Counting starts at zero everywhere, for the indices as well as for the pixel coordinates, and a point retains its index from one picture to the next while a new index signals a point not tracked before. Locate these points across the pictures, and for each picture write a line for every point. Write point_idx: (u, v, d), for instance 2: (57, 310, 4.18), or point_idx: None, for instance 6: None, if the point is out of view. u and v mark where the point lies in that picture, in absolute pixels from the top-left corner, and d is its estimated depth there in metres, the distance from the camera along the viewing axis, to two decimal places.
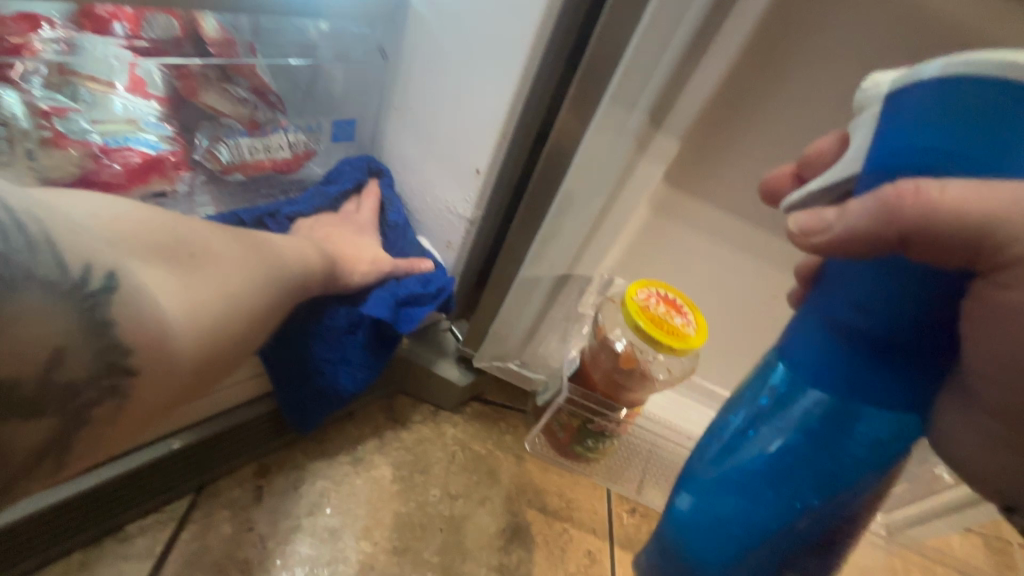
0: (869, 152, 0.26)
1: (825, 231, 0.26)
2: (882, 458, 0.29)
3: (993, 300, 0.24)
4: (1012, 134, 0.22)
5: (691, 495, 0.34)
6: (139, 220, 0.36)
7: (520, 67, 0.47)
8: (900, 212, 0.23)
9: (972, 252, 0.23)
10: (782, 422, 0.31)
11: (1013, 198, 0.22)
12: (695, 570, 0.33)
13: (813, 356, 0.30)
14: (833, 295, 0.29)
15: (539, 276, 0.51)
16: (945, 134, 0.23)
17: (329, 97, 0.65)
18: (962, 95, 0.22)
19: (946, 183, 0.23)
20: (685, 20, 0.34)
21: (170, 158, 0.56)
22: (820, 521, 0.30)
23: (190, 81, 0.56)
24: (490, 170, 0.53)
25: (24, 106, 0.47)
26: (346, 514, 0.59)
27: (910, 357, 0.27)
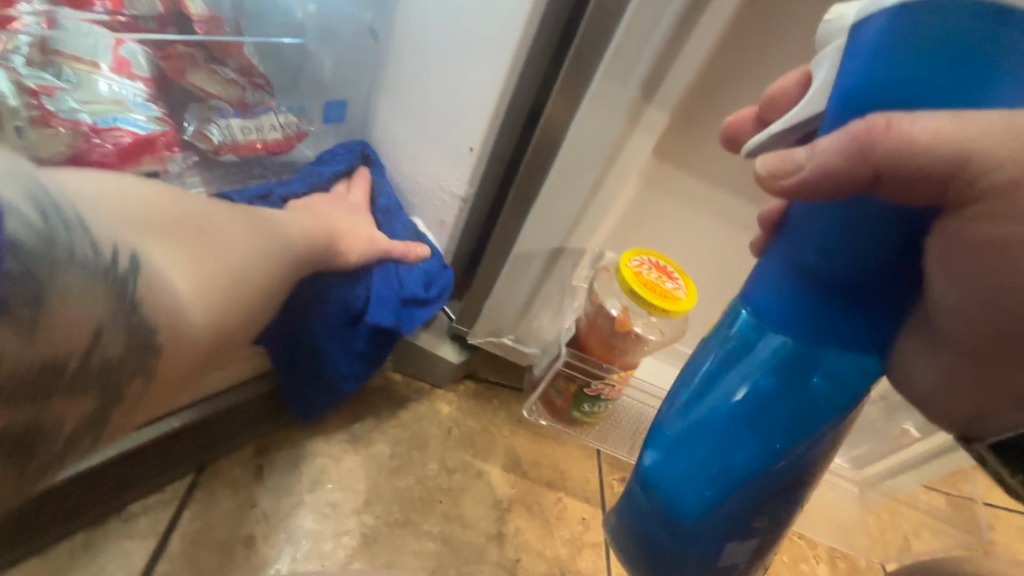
0: (834, 87, 0.27)
1: (796, 172, 0.26)
2: (843, 396, 0.31)
3: (966, 235, 0.24)
4: (973, 67, 0.23)
5: (662, 445, 0.36)
6: (150, 196, 0.37)
7: (514, 44, 0.48)
8: (874, 146, 0.23)
9: (943, 185, 0.23)
10: (748, 366, 0.33)
11: (985, 131, 0.22)
12: (669, 518, 0.35)
13: (777, 302, 0.31)
14: (794, 240, 0.30)
15: (534, 251, 0.53)
16: (912, 62, 0.24)
17: (318, 79, 0.64)
18: (920, 26, 0.24)
19: (918, 114, 0.23)
20: None
21: (162, 138, 0.54)
22: (788, 461, 0.32)
23: (176, 60, 0.56)
24: (484, 147, 0.55)
25: (13, 84, 0.46)
26: (346, 489, 0.60)
27: (870, 299, 0.29)
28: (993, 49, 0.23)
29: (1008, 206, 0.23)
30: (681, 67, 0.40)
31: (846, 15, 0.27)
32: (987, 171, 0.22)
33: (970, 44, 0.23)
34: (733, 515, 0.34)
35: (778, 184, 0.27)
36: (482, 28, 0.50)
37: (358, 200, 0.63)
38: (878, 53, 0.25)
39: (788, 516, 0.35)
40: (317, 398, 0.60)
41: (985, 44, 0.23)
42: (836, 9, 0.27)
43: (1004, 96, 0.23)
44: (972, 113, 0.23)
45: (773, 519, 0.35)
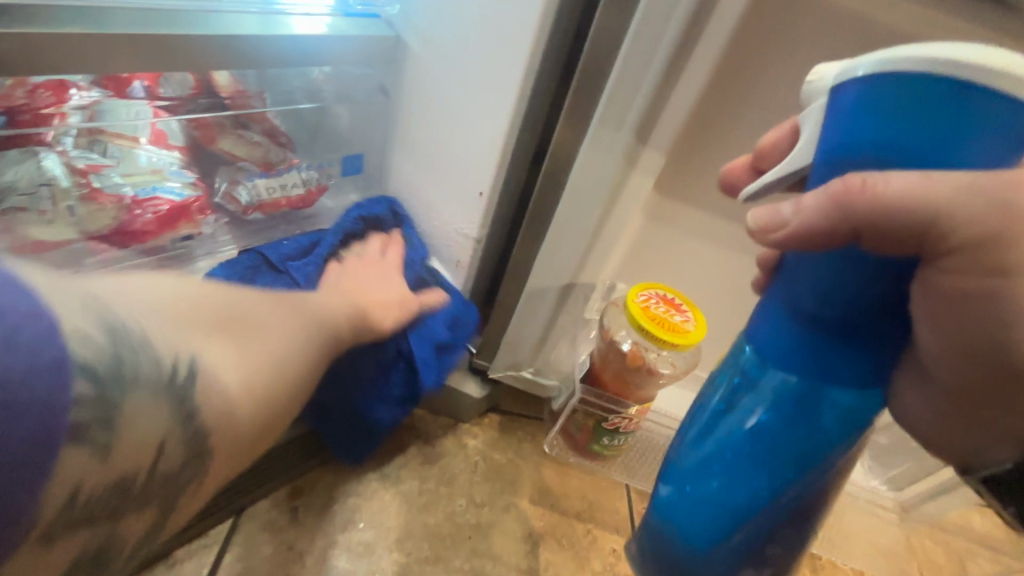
0: (818, 143, 0.27)
1: (783, 226, 0.27)
2: (853, 424, 0.31)
3: (940, 286, 0.25)
4: (957, 129, 0.23)
5: (675, 475, 0.36)
6: (195, 300, 0.31)
7: (515, 94, 0.50)
8: (850, 206, 0.24)
9: (917, 241, 0.24)
10: (754, 401, 0.32)
11: (955, 190, 0.23)
12: (685, 548, 0.35)
13: (776, 341, 0.31)
14: (792, 280, 0.30)
15: (546, 288, 0.55)
16: (890, 127, 0.24)
17: (336, 133, 0.69)
18: (895, 90, 0.23)
19: (890, 174, 0.24)
20: (661, 46, 0.38)
21: (195, 203, 0.60)
22: (795, 492, 0.32)
23: (207, 129, 0.61)
24: (492, 192, 0.57)
25: (64, 167, 0.52)
26: (378, 528, 0.62)
27: (869, 337, 0.28)
28: (974, 114, 0.23)
29: (979, 260, 0.24)
30: (674, 108, 0.42)
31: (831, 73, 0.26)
32: (952, 228, 0.24)
33: (946, 107, 0.23)
34: (747, 542, 0.34)
35: (767, 236, 0.28)
36: (485, 83, 0.52)
37: (390, 262, 0.62)
38: (855, 117, 0.25)
39: (802, 547, 0.35)
40: (355, 446, 0.62)
41: (960, 110, 0.23)
42: (823, 67, 0.27)
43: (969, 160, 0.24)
44: (936, 175, 0.23)
45: (787, 546, 0.34)
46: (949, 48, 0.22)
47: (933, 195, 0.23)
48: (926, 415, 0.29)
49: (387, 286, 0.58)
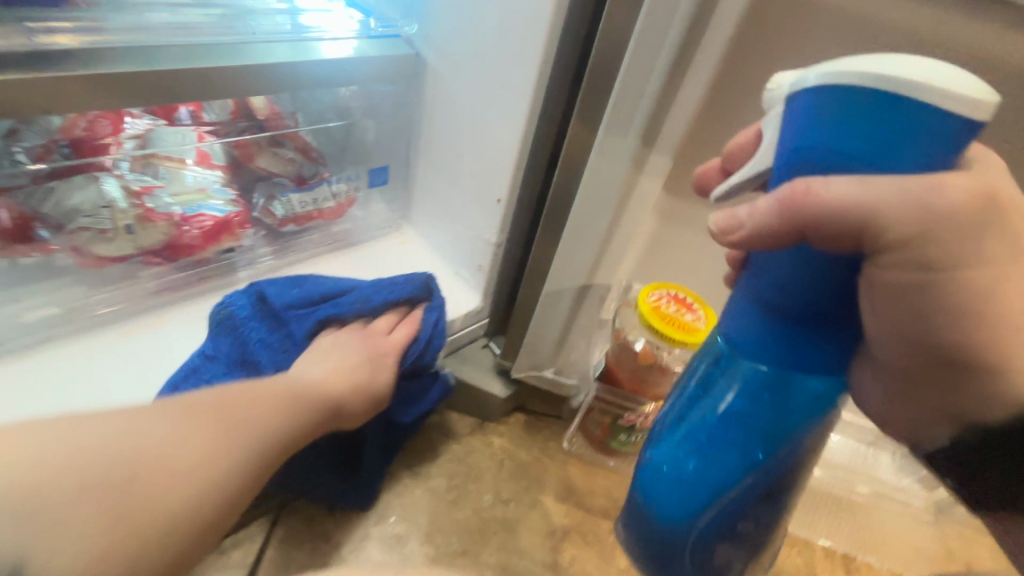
0: (774, 147, 0.26)
1: (740, 230, 0.27)
2: (818, 408, 0.32)
3: (881, 279, 0.25)
4: (908, 136, 0.22)
5: (652, 458, 0.36)
6: (82, 458, 0.38)
7: (526, 104, 0.52)
8: (801, 209, 0.24)
9: (857, 238, 0.24)
10: (725, 386, 0.33)
11: (892, 189, 0.23)
12: (662, 526, 0.36)
13: (746, 332, 0.31)
14: (758, 276, 0.30)
15: (562, 290, 0.56)
16: (842, 133, 0.23)
17: (364, 147, 0.72)
18: (836, 102, 0.23)
19: (833, 180, 0.24)
20: (662, 54, 0.39)
21: (236, 218, 0.65)
22: (766, 471, 0.33)
23: (246, 148, 0.66)
24: (509, 199, 0.59)
25: (122, 190, 0.58)
26: (409, 522, 0.65)
27: (833, 328, 0.29)
28: (924, 123, 0.22)
29: (915, 253, 0.24)
30: (678, 114, 0.43)
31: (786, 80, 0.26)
32: (889, 223, 0.23)
33: (885, 118, 0.22)
34: (719, 523, 0.35)
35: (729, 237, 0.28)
36: (499, 95, 0.54)
37: (390, 345, 0.58)
38: (809, 123, 0.24)
39: (777, 522, 0.36)
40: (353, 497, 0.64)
41: (912, 117, 0.22)
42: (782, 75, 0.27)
43: (912, 166, 0.23)
44: (874, 181, 0.23)
45: (760, 522, 0.35)
46: (897, 63, 0.22)
47: (871, 198, 0.23)
48: (880, 397, 0.31)
49: (363, 376, 0.55)
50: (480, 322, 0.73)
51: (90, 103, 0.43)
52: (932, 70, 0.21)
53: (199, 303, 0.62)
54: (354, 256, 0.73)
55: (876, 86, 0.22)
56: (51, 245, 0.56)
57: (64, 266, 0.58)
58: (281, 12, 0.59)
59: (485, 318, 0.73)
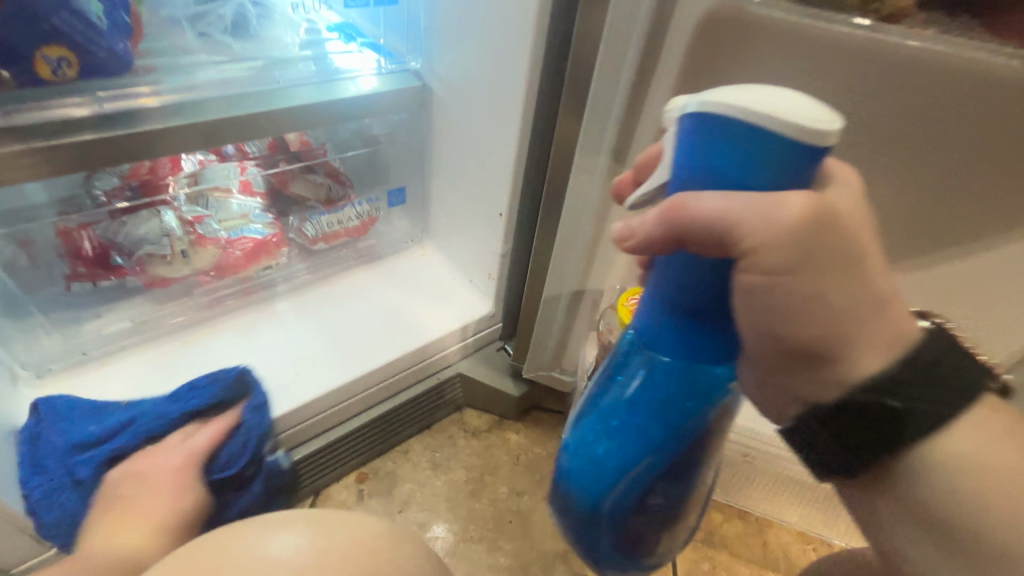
0: (668, 167, 0.28)
1: (632, 237, 0.28)
2: (725, 385, 0.32)
3: (747, 280, 0.27)
4: (783, 163, 0.24)
5: (569, 443, 0.36)
6: None
7: (518, 126, 0.57)
8: (679, 220, 0.26)
9: (723, 243, 0.26)
10: (636, 372, 0.33)
11: (757, 204, 0.25)
12: (575, 509, 0.36)
13: (654, 321, 0.32)
14: (663, 269, 0.30)
15: (558, 295, 0.61)
16: (727, 157, 0.25)
17: (385, 170, 0.80)
18: (711, 129, 0.25)
19: (704, 195, 0.26)
20: (621, 81, 0.44)
21: (273, 239, 0.74)
22: (673, 455, 0.33)
23: (281, 177, 0.74)
24: (509, 212, 0.64)
25: (178, 220, 0.67)
26: (430, 510, 0.71)
27: (728, 318, 0.29)
28: (796, 153, 0.24)
29: (773, 257, 0.25)
30: (643, 135, 0.47)
31: (674, 105, 0.28)
32: (751, 231, 0.25)
33: (750, 145, 0.24)
34: (627, 501, 0.34)
35: (626, 245, 0.29)
36: (496, 119, 0.60)
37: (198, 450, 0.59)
38: (700, 145, 0.26)
39: (686, 502, 0.37)
40: None
41: (786, 147, 0.24)
42: (677, 97, 0.28)
43: (777, 185, 0.25)
44: (738, 198, 0.25)
45: (670, 504, 0.35)
46: (775, 100, 0.24)
47: (735, 211, 0.25)
48: (755, 385, 0.31)
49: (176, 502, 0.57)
50: (493, 326, 0.79)
51: (145, 153, 0.51)
52: (786, 106, 0.24)
53: (247, 314, 0.72)
54: (381, 269, 0.81)
55: (741, 117, 0.24)
56: (124, 269, 0.66)
57: (134, 287, 0.68)
58: (307, 58, 0.64)
59: (498, 322, 0.79)
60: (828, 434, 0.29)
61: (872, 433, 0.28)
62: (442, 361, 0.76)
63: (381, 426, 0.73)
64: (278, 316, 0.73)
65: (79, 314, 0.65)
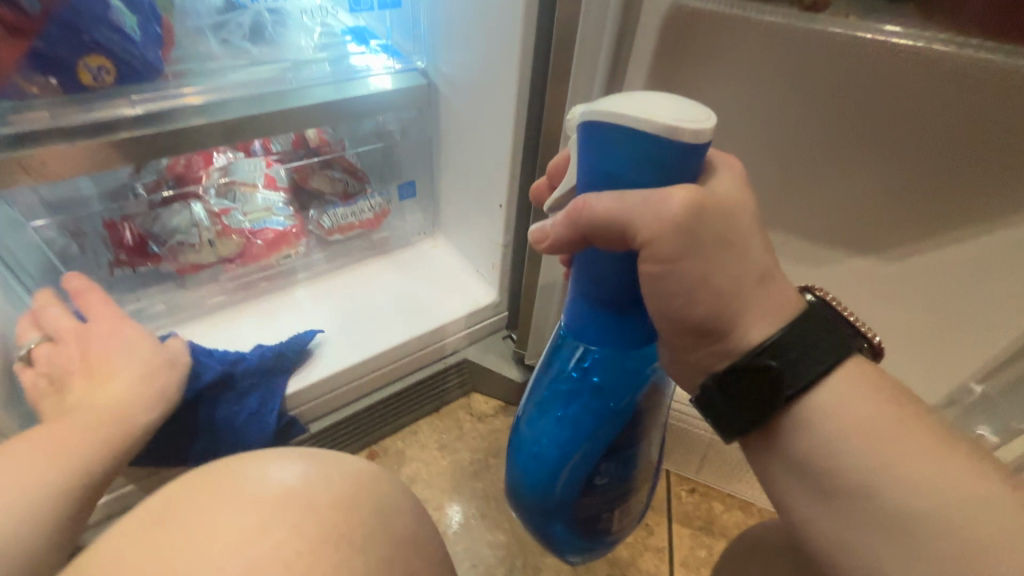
0: (578, 168, 0.34)
1: (546, 237, 0.35)
2: (637, 380, 0.40)
3: (644, 267, 0.32)
4: (659, 162, 0.30)
5: (522, 430, 0.44)
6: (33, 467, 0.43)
7: (512, 120, 0.60)
8: (581, 220, 0.33)
9: (622, 236, 0.32)
10: (569, 361, 0.41)
11: (643, 201, 0.31)
12: (529, 485, 0.43)
13: (578, 317, 0.39)
14: (582, 271, 0.37)
15: (553, 281, 0.64)
16: (617, 160, 0.31)
17: (397, 166, 0.84)
18: (606, 134, 0.30)
19: (600, 197, 0.32)
20: (599, 76, 0.46)
21: (293, 230, 0.79)
22: (607, 432, 0.41)
23: (303, 172, 0.80)
24: (508, 204, 0.67)
25: (206, 212, 0.74)
26: (435, 488, 0.75)
27: (636, 310, 0.37)
28: (669, 153, 0.29)
29: (663, 246, 0.31)
30: None
31: (578, 112, 0.33)
32: (641, 224, 0.31)
33: (634, 148, 0.30)
34: (574, 476, 0.41)
35: (543, 243, 0.36)
36: (492, 114, 0.63)
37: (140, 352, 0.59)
38: (593, 150, 0.31)
39: (628, 476, 0.44)
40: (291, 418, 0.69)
41: (660, 149, 0.29)
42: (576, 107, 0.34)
43: (664, 177, 0.30)
44: (631, 195, 0.31)
45: (612, 477, 0.43)
46: (646, 109, 0.29)
47: (628, 209, 0.31)
48: (667, 362, 0.36)
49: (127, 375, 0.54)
50: (499, 315, 0.82)
51: (172, 149, 0.56)
52: (663, 111, 0.29)
53: (268, 300, 0.77)
54: (392, 260, 0.86)
55: (629, 123, 0.29)
56: (158, 256, 0.72)
57: (168, 272, 0.75)
58: (322, 60, 0.69)
59: (504, 311, 0.82)
60: (729, 406, 0.32)
61: (766, 395, 0.31)
62: (448, 346, 0.80)
63: (376, 420, 0.77)
64: (297, 302, 0.78)
65: (120, 296, 0.72)
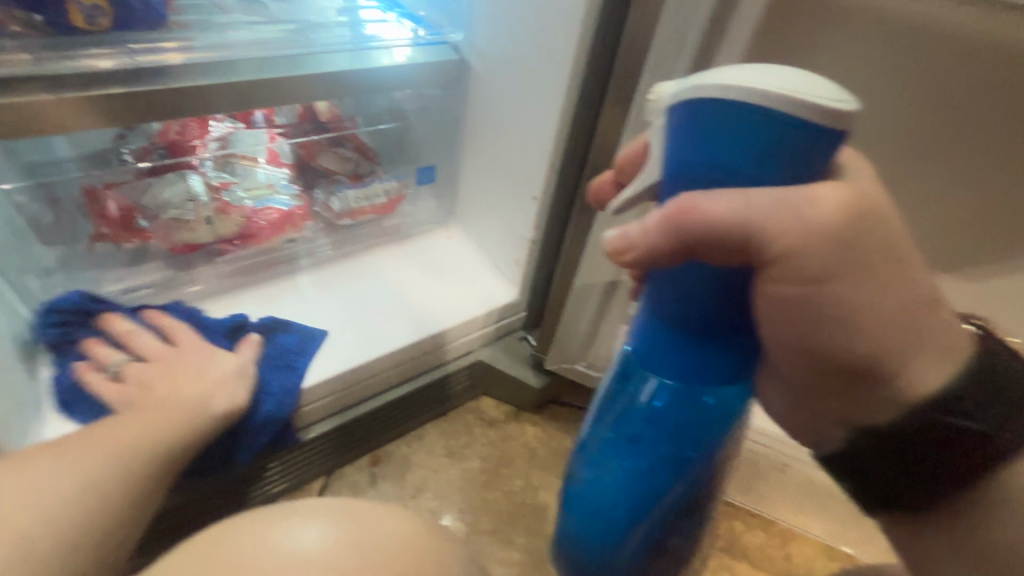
0: (669, 158, 0.29)
1: (632, 247, 0.29)
2: (718, 417, 0.35)
3: (773, 290, 0.28)
4: (783, 147, 0.25)
5: (581, 471, 0.40)
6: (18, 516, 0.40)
7: (559, 105, 0.55)
8: (687, 223, 0.27)
9: (744, 249, 0.27)
10: (638, 397, 0.36)
11: (776, 204, 0.26)
12: (592, 530, 0.39)
13: (651, 346, 0.34)
14: (660, 294, 0.32)
15: (591, 283, 0.59)
16: (730, 145, 0.26)
17: (415, 148, 0.77)
18: (714, 114, 0.26)
19: (710, 197, 0.27)
20: (683, 58, 0.41)
21: (298, 211, 0.72)
22: (684, 475, 0.37)
23: (310, 148, 0.73)
24: (543, 197, 0.62)
25: (204, 185, 0.66)
26: (443, 498, 0.69)
27: (728, 340, 0.32)
28: (796, 138, 0.25)
29: (798, 262, 0.27)
30: None
31: (670, 92, 0.29)
32: (775, 237, 0.26)
33: (762, 130, 0.25)
34: (647, 520, 0.38)
35: (622, 254, 0.30)
36: (535, 96, 0.57)
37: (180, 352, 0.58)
38: (697, 135, 0.27)
39: (700, 512, 0.40)
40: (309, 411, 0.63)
41: (788, 133, 0.25)
42: (662, 87, 0.31)
43: (787, 169, 0.26)
44: (755, 195, 0.26)
45: (685, 516, 0.39)
46: (775, 83, 0.24)
47: (754, 213, 0.26)
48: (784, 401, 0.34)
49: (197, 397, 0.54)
50: (516, 315, 0.76)
51: (174, 112, 0.49)
52: (795, 87, 0.24)
53: (266, 288, 0.70)
54: (403, 250, 0.79)
55: (754, 100, 0.25)
56: (148, 232, 0.65)
57: (155, 252, 0.66)
58: (342, 24, 0.62)
59: (522, 311, 0.77)
60: (875, 455, 0.31)
61: (907, 469, 0.31)
62: (463, 346, 0.74)
63: (382, 427, 0.71)
64: (297, 293, 0.70)
65: (101, 276, 0.64)
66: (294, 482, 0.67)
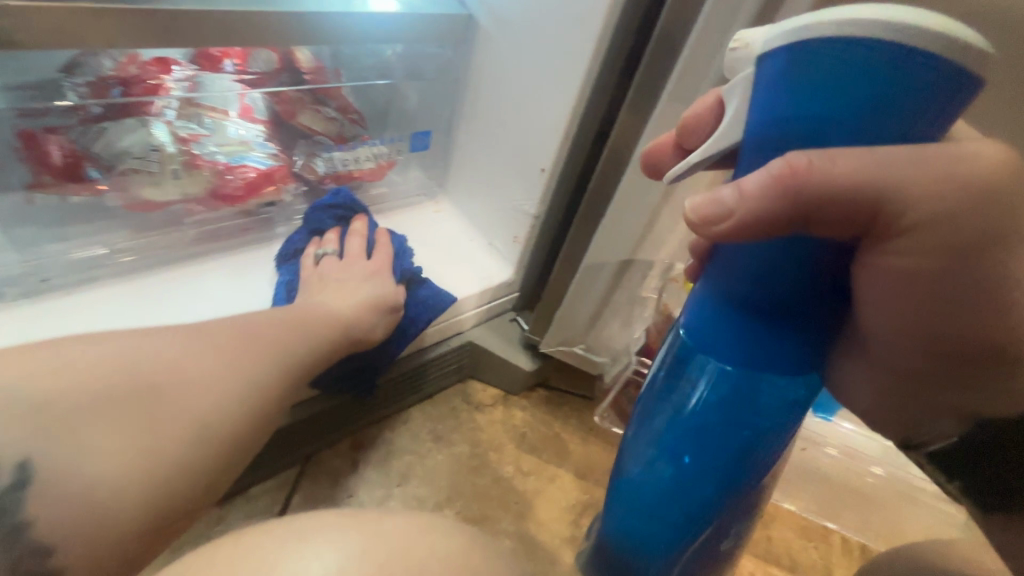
0: (764, 109, 0.27)
1: (727, 215, 0.27)
2: (780, 408, 0.33)
3: (885, 262, 0.27)
4: (901, 92, 0.24)
5: (633, 460, 0.38)
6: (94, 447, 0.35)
7: (582, 69, 0.51)
8: (798, 186, 0.25)
9: (872, 216, 0.26)
10: (694, 386, 0.34)
11: (907, 163, 0.25)
12: (644, 519, 0.38)
13: (715, 328, 0.32)
14: (733, 271, 0.31)
15: (603, 262, 0.57)
16: (842, 91, 0.25)
17: (406, 112, 0.72)
18: (829, 55, 0.24)
19: (833, 156, 0.25)
20: (736, 21, 0.38)
21: (278, 171, 0.67)
22: (743, 469, 0.35)
23: (288, 104, 0.65)
24: (554, 168, 0.58)
25: (170, 136, 0.59)
26: (430, 484, 0.66)
27: (801, 321, 0.30)
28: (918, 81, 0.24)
29: (930, 234, 0.26)
30: None
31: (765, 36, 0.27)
32: (910, 203, 0.25)
33: (880, 77, 0.24)
34: (703, 515, 0.36)
35: (709, 225, 0.28)
36: (553, 57, 0.53)
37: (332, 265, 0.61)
38: (804, 82, 0.26)
39: (757, 509, 0.38)
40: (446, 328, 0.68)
41: (911, 76, 0.24)
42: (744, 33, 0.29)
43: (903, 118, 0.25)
44: (883, 154, 0.25)
45: (742, 513, 0.37)
46: (905, 13, 0.23)
47: (880, 176, 0.25)
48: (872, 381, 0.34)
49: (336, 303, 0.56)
50: (510, 295, 0.73)
51: (127, 38, 0.43)
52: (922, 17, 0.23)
53: (237, 255, 0.64)
54: (391, 222, 0.73)
55: (877, 36, 0.23)
56: (101, 185, 0.57)
57: (112, 208, 0.59)
58: None
59: (516, 290, 0.73)
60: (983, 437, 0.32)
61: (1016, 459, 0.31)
62: (458, 324, 0.70)
63: (365, 410, 0.66)
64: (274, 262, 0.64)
65: (42, 234, 0.56)
66: (273, 466, 0.63)
